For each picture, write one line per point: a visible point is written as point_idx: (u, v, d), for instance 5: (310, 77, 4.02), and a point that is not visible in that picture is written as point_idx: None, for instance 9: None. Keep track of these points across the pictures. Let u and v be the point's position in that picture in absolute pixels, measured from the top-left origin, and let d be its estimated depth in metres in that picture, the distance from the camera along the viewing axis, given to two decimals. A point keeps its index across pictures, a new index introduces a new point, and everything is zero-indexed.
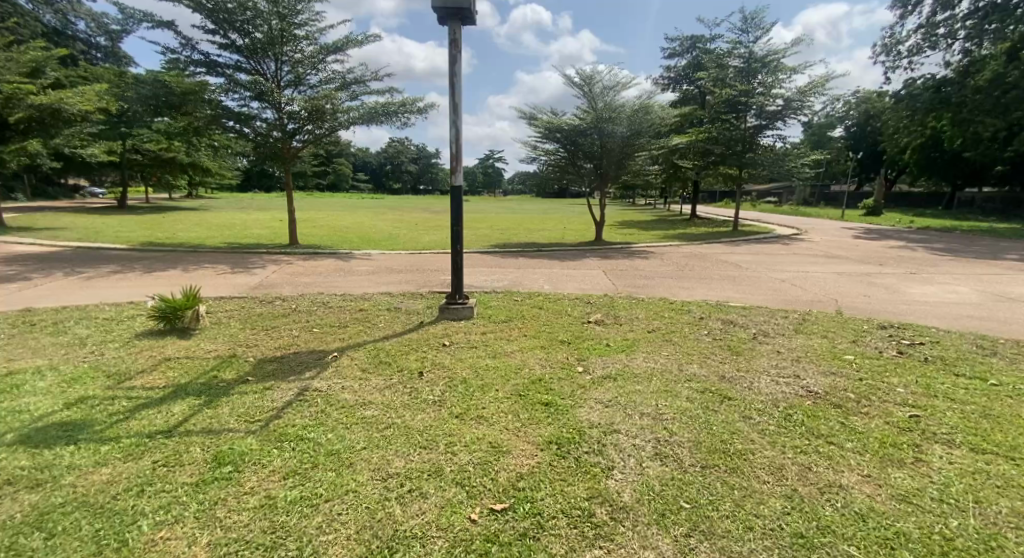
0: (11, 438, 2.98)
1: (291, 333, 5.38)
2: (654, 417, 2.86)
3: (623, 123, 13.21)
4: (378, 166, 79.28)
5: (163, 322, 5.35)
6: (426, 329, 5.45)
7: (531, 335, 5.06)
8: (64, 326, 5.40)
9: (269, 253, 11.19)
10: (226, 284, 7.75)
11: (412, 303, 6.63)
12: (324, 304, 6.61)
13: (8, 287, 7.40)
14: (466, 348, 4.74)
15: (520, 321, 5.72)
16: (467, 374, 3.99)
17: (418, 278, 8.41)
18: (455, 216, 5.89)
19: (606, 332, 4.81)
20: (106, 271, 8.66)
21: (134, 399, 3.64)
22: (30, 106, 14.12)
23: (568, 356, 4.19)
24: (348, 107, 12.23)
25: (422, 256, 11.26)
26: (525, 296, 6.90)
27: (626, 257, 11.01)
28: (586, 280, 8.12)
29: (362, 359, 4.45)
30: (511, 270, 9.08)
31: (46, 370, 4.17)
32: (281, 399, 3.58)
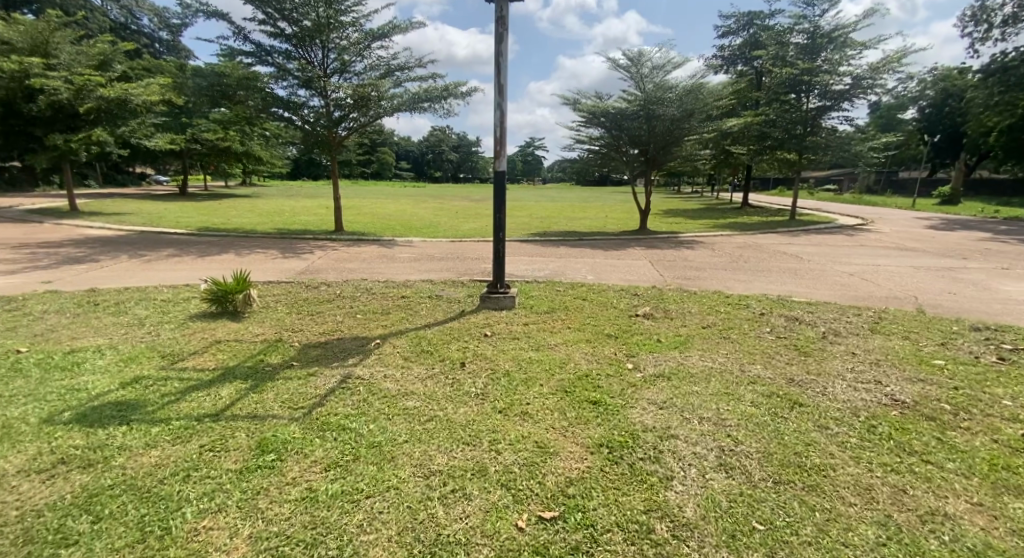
0: (70, 416, 3.07)
1: (335, 318, 5.40)
2: (716, 421, 2.62)
3: (673, 106, 12.61)
4: (420, 154, 80.16)
5: (215, 305, 5.48)
6: (467, 318, 5.33)
7: (575, 327, 4.87)
8: (125, 306, 5.63)
9: (316, 239, 11.43)
10: (274, 269, 7.91)
11: (453, 292, 6.54)
12: (367, 290, 6.61)
13: (78, 268, 7.83)
14: (507, 339, 4.59)
15: (563, 312, 5.53)
16: (509, 366, 3.85)
17: (460, 266, 8.33)
18: (498, 203, 5.72)
19: (655, 327, 4.54)
20: (165, 255, 9.04)
21: (185, 380, 3.70)
22: (100, 98, 14.94)
23: (617, 351, 3.97)
24: (393, 93, 12.23)
25: (463, 243, 11.20)
26: (568, 287, 6.68)
27: (674, 247, 10.56)
28: (632, 270, 7.80)
29: (404, 348, 4.38)
30: (554, 260, 8.85)
31: (106, 349, 4.33)
32: (324, 386, 3.55)
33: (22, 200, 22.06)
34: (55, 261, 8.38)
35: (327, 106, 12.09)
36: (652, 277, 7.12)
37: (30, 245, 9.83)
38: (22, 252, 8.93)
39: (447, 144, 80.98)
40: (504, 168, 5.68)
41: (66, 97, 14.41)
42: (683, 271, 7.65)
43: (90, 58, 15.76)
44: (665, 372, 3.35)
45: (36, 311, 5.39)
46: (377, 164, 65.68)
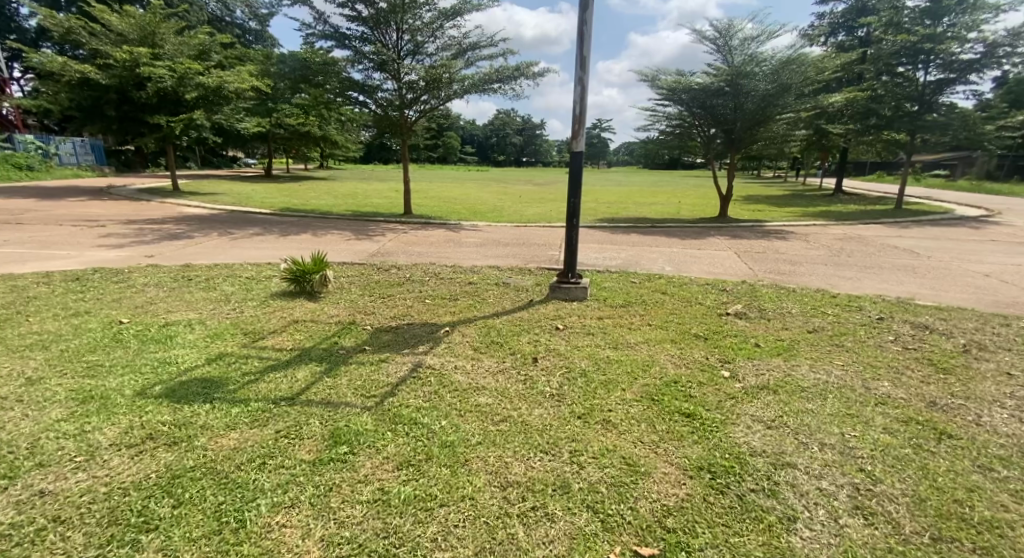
0: (160, 390, 3.17)
1: (405, 303, 5.35)
2: (844, 452, 2.43)
3: (764, 82, 11.55)
4: (486, 137, 80.38)
5: (293, 284, 5.60)
6: (538, 309, 5.10)
7: (656, 325, 4.53)
8: (214, 282, 5.90)
9: (387, 221, 11.64)
10: (348, 250, 8.07)
11: (521, 280, 6.32)
12: (435, 275, 6.55)
13: (175, 244, 8.38)
14: (579, 333, 4.34)
15: (641, 306, 5.16)
16: (585, 364, 3.64)
17: (528, 252, 8.09)
18: (573, 185, 5.39)
19: (750, 329, 4.38)
20: (250, 234, 9.50)
21: (264, 359, 3.74)
22: (198, 85, 16.01)
23: (708, 356, 3.76)
24: (463, 75, 12.07)
25: (530, 228, 10.95)
26: (644, 278, 6.25)
27: (759, 237, 9.72)
28: (714, 262, 7.21)
29: (475, 337, 4.23)
30: (627, 248, 8.39)
31: (196, 324, 4.51)
32: (396, 374, 3.46)
33: (133, 180, 24.35)
34: (156, 237, 9.03)
35: (398, 88, 12.17)
36: (738, 272, 6.53)
37: (137, 221, 10.70)
38: (129, 228, 9.71)
39: (514, 127, 80.56)
40: (581, 149, 5.34)
41: (168, 84, 15.50)
42: (773, 265, 6.96)
43: (190, 48, 16.88)
44: (780, 379, 3.25)
45: (138, 283, 5.75)
46: (444, 147, 66.66)
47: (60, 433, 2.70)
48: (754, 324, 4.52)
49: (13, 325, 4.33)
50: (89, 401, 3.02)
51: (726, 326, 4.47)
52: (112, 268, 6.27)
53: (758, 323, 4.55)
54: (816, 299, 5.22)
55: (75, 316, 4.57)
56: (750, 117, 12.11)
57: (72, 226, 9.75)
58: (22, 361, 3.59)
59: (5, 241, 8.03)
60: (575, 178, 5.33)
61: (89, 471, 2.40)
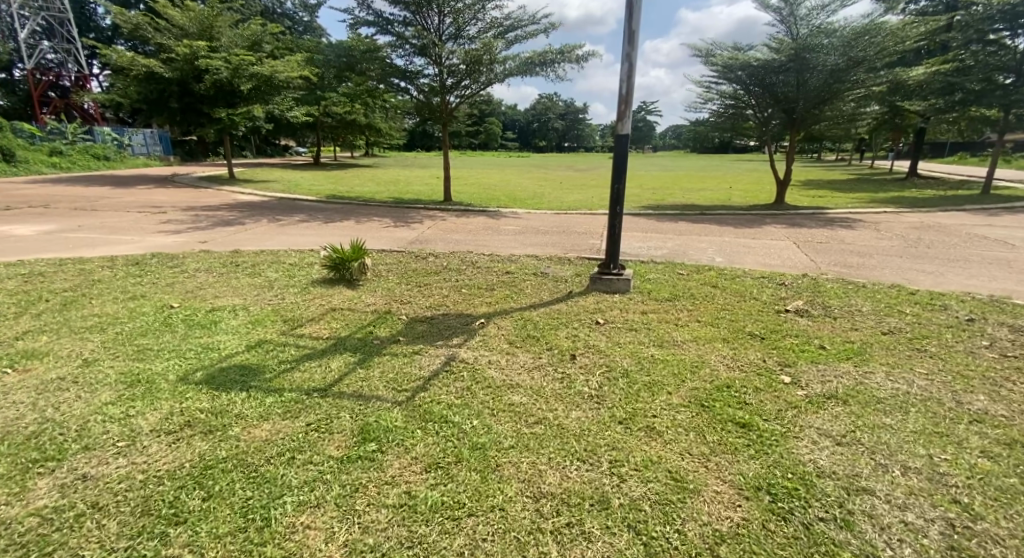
0: (200, 377, 3.14)
1: (441, 294, 5.25)
2: (933, 480, 2.20)
3: (832, 56, 10.67)
4: (528, 123, 79.53)
5: (333, 271, 5.61)
6: (577, 302, 4.87)
7: (704, 321, 4.24)
8: (260, 269, 5.98)
9: (427, 208, 11.65)
10: (388, 237, 8.08)
11: (559, 270, 6.09)
12: (473, 264, 6.42)
13: (227, 231, 8.62)
14: (619, 329, 4.11)
15: (687, 301, 4.85)
16: (627, 363, 3.42)
17: (568, 241, 7.83)
18: (617, 171, 5.09)
19: (813, 328, 4.05)
20: (297, 221, 9.68)
21: (302, 348, 3.70)
22: (252, 75, 16.49)
23: (763, 357, 3.51)
24: (505, 57, 11.82)
25: (571, 216, 10.67)
26: (690, 270, 5.88)
27: (819, 226, 9.01)
28: (770, 254, 6.72)
29: (512, 331, 4.10)
30: (674, 237, 7.97)
31: (240, 309, 4.53)
32: (429, 368, 3.36)
33: (194, 169, 25.52)
34: (210, 223, 9.32)
35: (438, 74, 12.06)
36: (797, 264, 6.04)
37: (194, 208, 11.11)
38: (187, 215, 10.08)
39: (556, 112, 79.32)
40: (626, 132, 5.03)
41: (225, 75, 16.00)
42: (836, 258, 6.41)
43: (245, 39, 17.37)
44: (851, 386, 3.04)
45: (190, 268, 5.87)
46: (486, 135, 66.59)
47: (106, 416, 2.66)
48: (815, 323, 4.14)
49: (77, 307, 4.42)
50: (135, 385, 3.00)
51: (784, 325, 4.11)
52: (167, 253, 6.45)
53: (819, 323, 4.16)
54: (887, 297, 4.72)
55: (132, 299, 4.66)
56: (815, 95, 11.24)
57: (137, 213, 10.21)
58: (81, 343, 3.61)
59: (76, 227, 8.47)
60: (619, 163, 5.04)
61: (129, 457, 2.33)
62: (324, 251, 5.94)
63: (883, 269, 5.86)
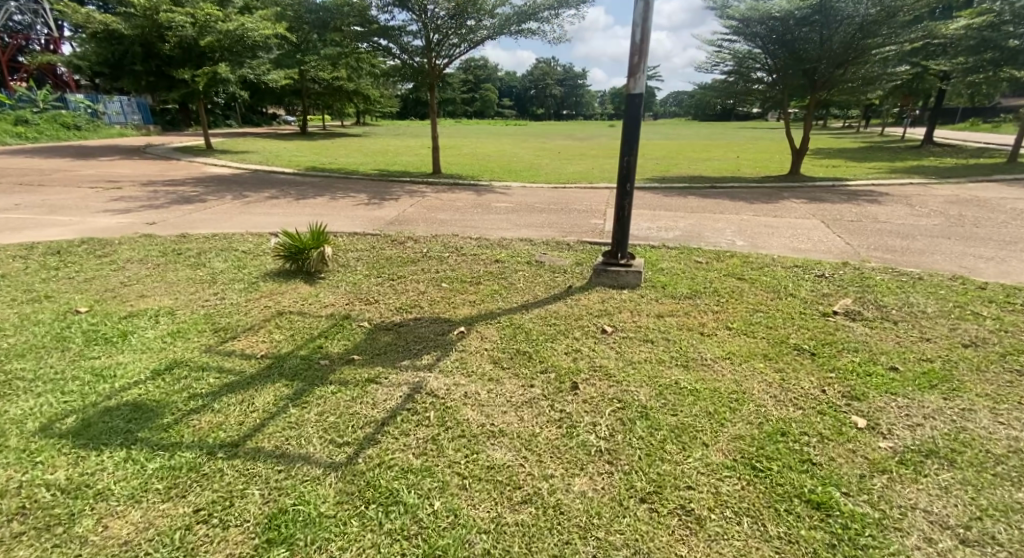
0: (71, 425, 2.32)
1: (415, 291, 4.43)
2: None
3: (859, 8, 9.60)
4: (524, 90, 77.00)
5: (289, 262, 4.78)
6: (577, 301, 4.06)
7: (735, 329, 3.42)
8: (205, 258, 5.11)
9: (412, 182, 10.70)
10: (363, 217, 7.21)
11: (557, 258, 5.26)
12: (456, 250, 5.58)
13: (183, 209, 7.68)
14: (630, 342, 3.29)
15: (708, 298, 4.03)
16: (644, 396, 2.61)
17: (566, 221, 6.96)
18: (627, 141, 4.19)
19: (874, 339, 3.24)
20: (266, 197, 8.76)
21: (224, 374, 2.85)
22: (219, 32, 14.75)
23: (818, 382, 2.72)
24: (494, 10, 10.75)
25: (568, 191, 9.78)
26: (709, 257, 5.05)
27: (843, 200, 8.16)
28: (797, 236, 5.87)
29: (497, 346, 3.28)
30: (685, 216, 7.11)
31: (163, 314, 3.67)
32: (384, 407, 2.53)
33: (171, 139, 24.18)
34: (167, 200, 8.37)
35: (423, 31, 10.92)
36: (831, 250, 5.22)
37: (156, 182, 10.12)
38: (145, 190, 9.12)
39: (553, 77, 76.83)
40: (639, 91, 4.08)
41: (190, 33, 14.64)
42: (875, 241, 5.58)
43: None
44: (951, 435, 2.25)
45: (121, 258, 4.99)
46: (481, 102, 64.61)
47: None
48: (874, 333, 3.33)
49: None
50: None
51: (834, 334, 3.31)
52: (100, 238, 5.54)
53: (880, 331, 3.34)
54: (952, 294, 3.91)
55: (32, 302, 3.79)
56: (838, 52, 10.20)
57: (88, 188, 9.21)
58: None
59: (12, 205, 7.51)
60: (630, 131, 4.13)
61: None
62: (278, 238, 5.09)
63: (931, 255, 5.06)
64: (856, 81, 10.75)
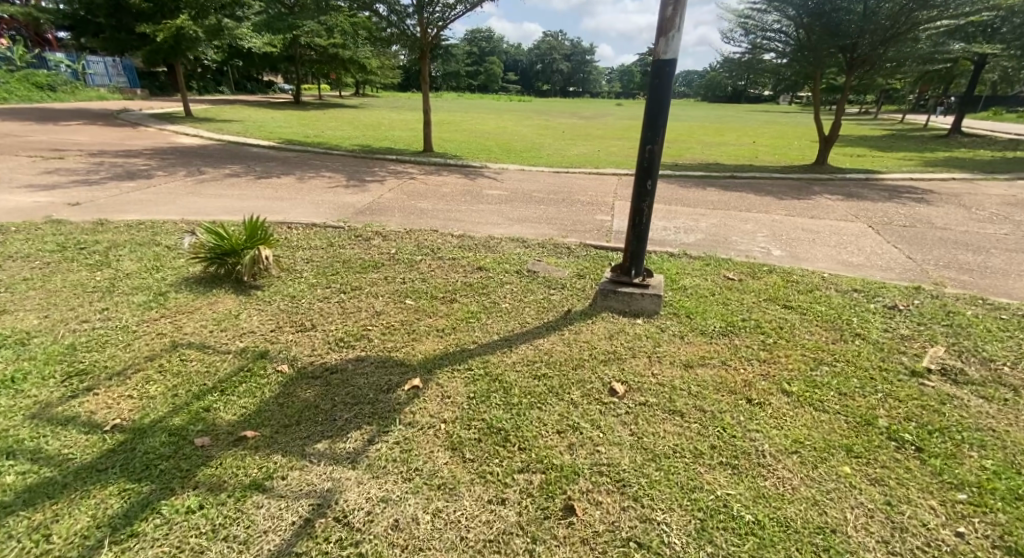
0: None
1: (368, 312, 3.45)
2: None
3: None
4: (531, 64, 74.57)
5: (214, 266, 3.75)
6: (577, 337, 3.09)
7: (797, 398, 2.43)
8: (113, 254, 4.11)
9: (398, 161, 9.62)
10: (329, 204, 6.19)
11: (554, 268, 4.30)
12: (432, 252, 4.60)
13: (124, 187, 6.65)
14: (651, 417, 2.30)
15: (751, 340, 3.02)
16: (678, 541, 1.64)
17: (566, 216, 5.95)
18: (652, 123, 3.15)
19: (1002, 421, 2.24)
20: (226, 175, 7.71)
21: (35, 465, 1.88)
22: None
23: (948, 513, 1.75)
24: None
25: (571, 176, 8.71)
26: (743, 274, 4.06)
27: (884, 197, 7.13)
28: (844, 244, 4.86)
29: (460, 413, 2.29)
30: (706, 213, 6.08)
31: (8, 346, 2.70)
32: (259, 553, 1.57)
33: (153, 104, 22.85)
34: (112, 175, 7.33)
35: None
36: (891, 266, 4.23)
37: (109, 153, 9.05)
38: (91, 162, 8.06)
39: (561, 52, 74.25)
40: (671, 55, 3.00)
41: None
42: (941, 254, 4.57)
43: None
44: None
45: (5, 251, 4.00)
46: (485, 75, 62.38)
47: None
48: (998, 409, 2.33)
49: None
50: None
51: (941, 408, 2.31)
52: None
53: (1004, 407, 2.34)
54: None
55: None
56: (882, 26, 9.05)
57: (26, 158, 8.15)
58: None
59: None
60: (655, 111, 3.10)
61: None
62: (199, 236, 4.01)
63: (1017, 275, 4.08)
64: (899, 61, 9.58)
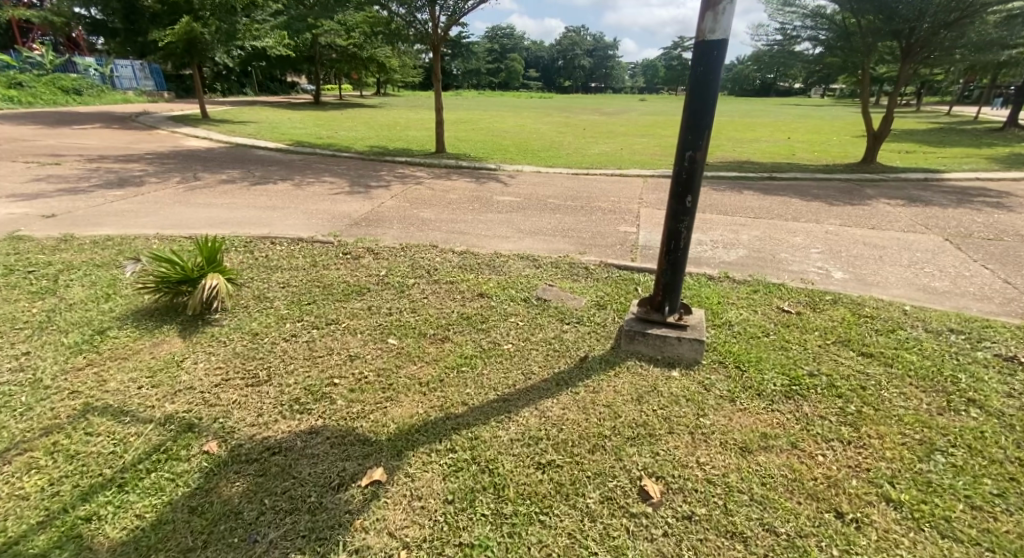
0: None
1: (340, 357, 2.83)
2: None
3: None
4: (552, 61, 73.24)
5: (167, 296, 3.20)
6: (594, 399, 2.40)
7: (912, 514, 1.70)
8: (64, 279, 3.61)
9: (408, 164, 9.06)
10: (323, 213, 5.64)
11: (568, 294, 3.62)
12: (427, 273, 3.98)
13: (110, 196, 6.23)
14: (698, 545, 1.62)
15: (827, 406, 2.28)
16: None
17: (585, 227, 5.26)
18: (694, 124, 2.45)
19: None
20: (222, 181, 7.26)
21: None
22: None
23: None
24: None
25: (592, 179, 8.00)
26: (800, 306, 3.32)
27: (952, 202, 6.23)
28: (921, 263, 4.05)
29: (428, 537, 1.65)
30: (746, 223, 5.31)
31: None
32: None
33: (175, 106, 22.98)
34: (103, 182, 6.94)
35: None
36: (988, 294, 3.43)
37: (108, 157, 8.72)
38: (86, 168, 7.71)
39: (584, 48, 72.83)
40: (722, 36, 2.29)
41: None
42: None
43: None
44: None
45: None
46: (507, 72, 61.59)
47: None
48: None
49: None
50: None
51: None
52: None
53: None
54: None
55: None
56: (942, 9, 8.09)
57: (23, 164, 7.87)
58: None
59: None
60: (699, 108, 2.40)
61: None
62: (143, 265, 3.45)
63: None
64: (961, 48, 8.56)
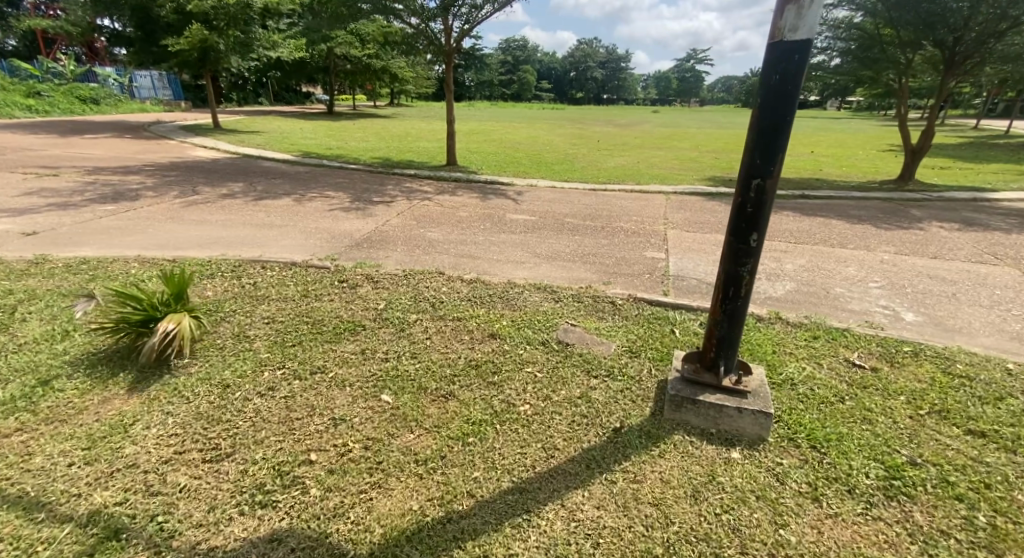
0: None
1: (322, 421, 2.32)
2: None
3: None
4: (565, 73, 73.10)
5: (127, 338, 2.75)
6: (634, 494, 1.88)
7: None
8: (21, 311, 3.19)
9: (416, 177, 8.65)
10: (323, 233, 5.21)
11: (593, 338, 3.09)
12: (432, 307, 3.50)
13: (100, 211, 5.86)
14: None
15: (944, 518, 1.74)
16: None
17: (608, 252, 4.76)
18: (764, 145, 1.94)
19: None
20: (221, 194, 6.89)
21: None
22: None
23: None
24: None
25: (611, 195, 7.50)
26: (875, 360, 2.75)
27: (1014, 226, 5.62)
28: (1005, 303, 3.48)
29: None
30: (788, 250, 4.78)
31: None
32: None
33: (188, 116, 22.96)
34: (97, 196, 6.59)
35: None
36: None
37: (109, 168, 8.42)
38: (83, 180, 7.40)
39: (597, 60, 72.58)
40: (804, 36, 1.80)
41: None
42: None
43: None
44: None
45: None
46: (519, 84, 61.40)
47: None
48: None
49: None
50: None
51: None
52: None
53: None
54: None
55: None
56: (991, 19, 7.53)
57: (19, 175, 7.58)
58: None
59: None
60: (771, 125, 1.91)
61: None
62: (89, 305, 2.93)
63: None
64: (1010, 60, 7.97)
